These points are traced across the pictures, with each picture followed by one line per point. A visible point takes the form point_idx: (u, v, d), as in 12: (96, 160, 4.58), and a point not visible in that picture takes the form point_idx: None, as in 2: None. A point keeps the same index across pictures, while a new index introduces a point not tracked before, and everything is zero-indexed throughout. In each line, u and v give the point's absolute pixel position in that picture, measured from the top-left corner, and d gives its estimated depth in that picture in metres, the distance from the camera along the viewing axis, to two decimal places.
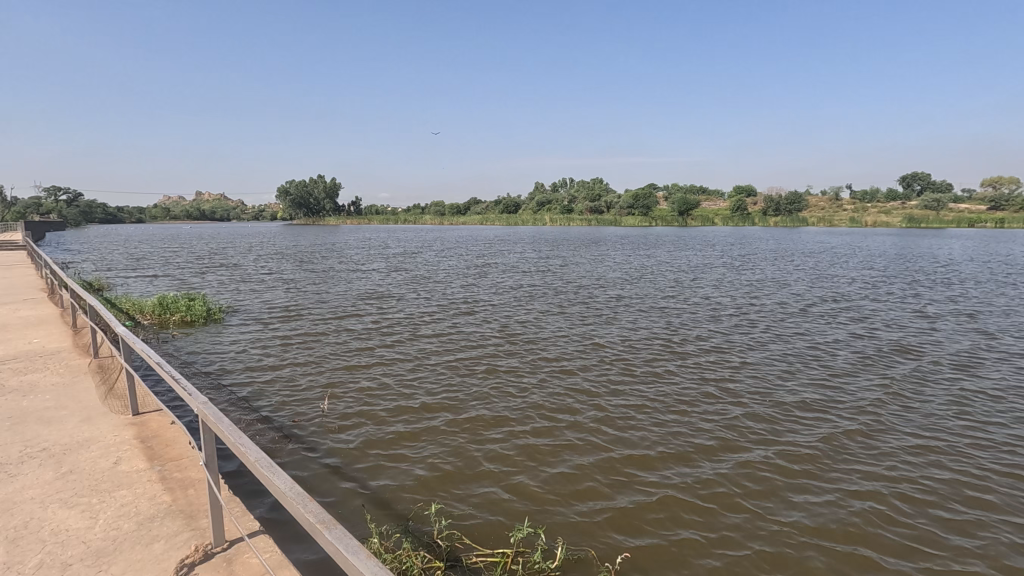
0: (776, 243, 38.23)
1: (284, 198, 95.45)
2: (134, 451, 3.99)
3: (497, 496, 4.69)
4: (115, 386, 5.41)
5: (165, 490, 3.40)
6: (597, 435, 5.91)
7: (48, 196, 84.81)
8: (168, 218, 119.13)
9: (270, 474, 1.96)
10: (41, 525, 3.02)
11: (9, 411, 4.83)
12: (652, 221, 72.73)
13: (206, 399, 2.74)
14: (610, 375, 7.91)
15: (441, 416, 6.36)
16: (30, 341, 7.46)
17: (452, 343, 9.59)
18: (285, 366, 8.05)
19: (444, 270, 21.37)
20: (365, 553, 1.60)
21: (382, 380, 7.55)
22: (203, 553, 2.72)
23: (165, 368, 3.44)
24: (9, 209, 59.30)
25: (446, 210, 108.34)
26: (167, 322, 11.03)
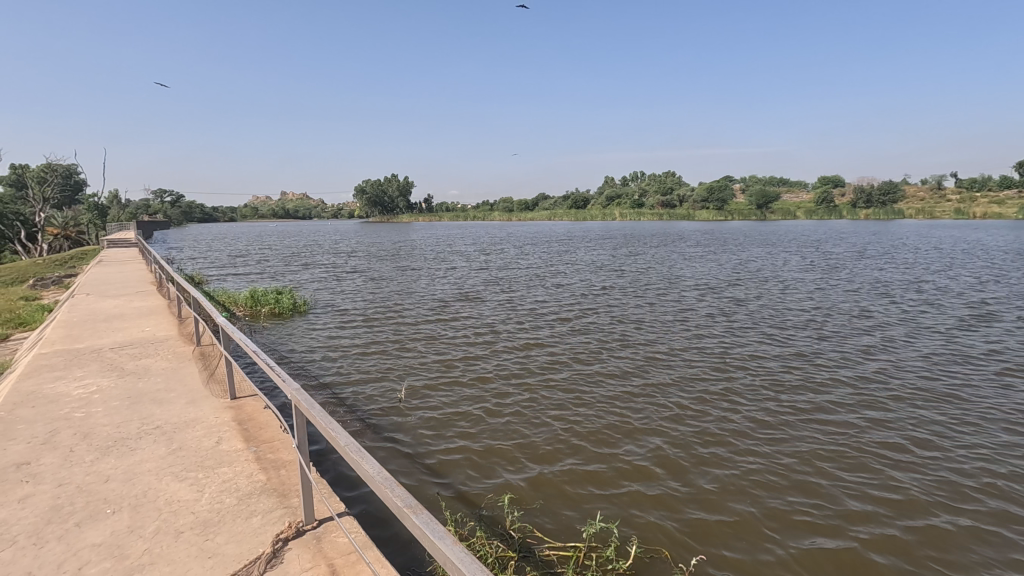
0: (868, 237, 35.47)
1: (361, 197, 100.24)
2: (233, 432, 4.33)
3: (568, 492, 4.70)
4: (216, 371, 5.89)
5: (260, 469, 3.67)
6: (666, 437, 5.82)
7: (156, 197, 93.68)
8: (257, 216, 128.03)
9: (360, 459, 2.06)
10: (157, 495, 3.34)
11: (128, 391, 5.40)
12: (729, 215, 69.84)
13: (298, 386, 2.90)
14: (681, 377, 7.75)
15: (513, 413, 6.44)
16: (143, 329, 8.27)
17: (522, 341, 9.66)
18: (363, 360, 8.48)
19: (513, 268, 21.54)
20: (451, 540, 1.65)
21: (453, 376, 7.74)
22: (296, 529, 2.91)
23: (261, 355, 3.69)
24: (123, 211, 65.92)
25: (516, 206, 109.24)
26: (258, 314, 11.85)
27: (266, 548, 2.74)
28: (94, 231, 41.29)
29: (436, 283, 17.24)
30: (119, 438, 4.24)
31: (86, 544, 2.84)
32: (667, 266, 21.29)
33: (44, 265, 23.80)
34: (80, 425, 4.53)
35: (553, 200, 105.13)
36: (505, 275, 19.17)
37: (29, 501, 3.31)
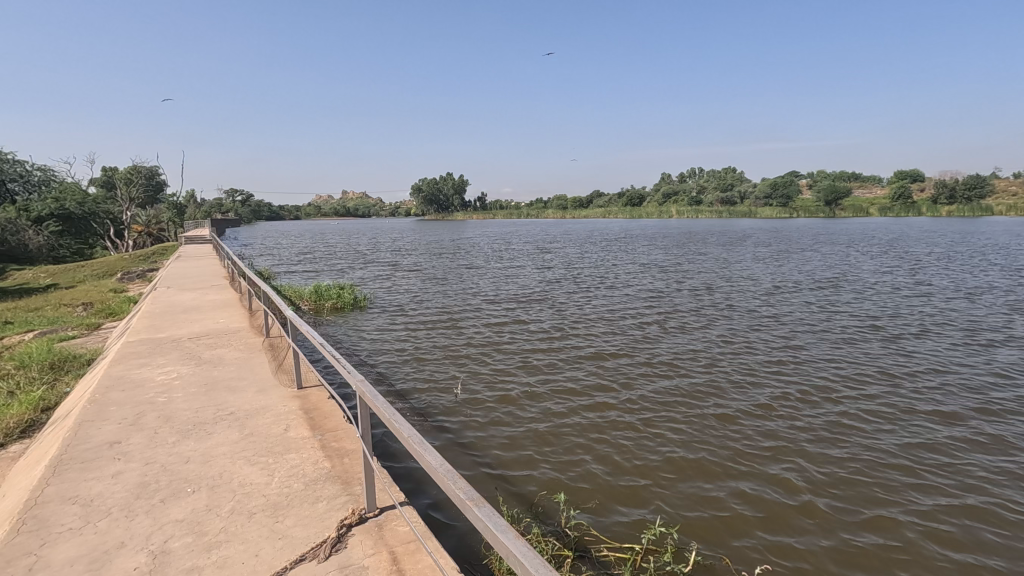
0: (950, 237, 33.02)
1: (418, 195, 102.52)
2: (300, 420, 4.53)
3: (624, 496, 4.64)
4: (283, 361, 6.18)
5: (325, 457, 3.82)
6: (724, 444, 5.67)
7: (228, 195, 99.29)
8: (320, 213, 133.42)
9: (422, 451, 2.10)
10: (232, 477, 3.54)
11: (205, 378, 5.76)
12: (795, 213, 66.66)
13: (363, 377, 3.00)
14: (740, 382, 7.54)
15: (568, 413, 6.44)
16: (218, 321, 8.80)
17: (576, 342, 9.62)
18: (420, 356, 8.70)
19: (566, 266, 21.45)
20: (513, 534, 1.66)
21: (508, 374, 7.81)
22: (358, 516, 3.01)
23: (326, 348, 3.83)
24: (199, 209, 70.37)
25: (569, 204, 108.57)
26: (321, 308, 12.35)
27: (331, 533, 2.85)
28: (173, 228, 44.25)
29: (490, 281, 17.41)
30: (197, 422, 4.53)
31: (169, 519, 3.05)
32: (727, 266, 20.61)
33: (129, 259, 25.71)
34: (164, 409, 4.86)
35: (607, 197, 103.83)
36: (558, 274, 19.12)
37: (121, 476, 3.59)
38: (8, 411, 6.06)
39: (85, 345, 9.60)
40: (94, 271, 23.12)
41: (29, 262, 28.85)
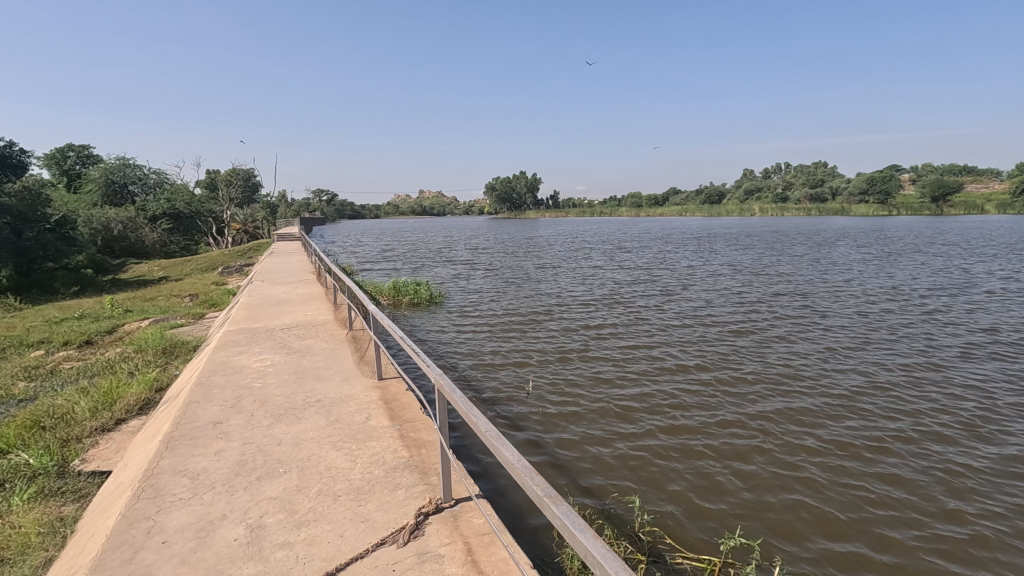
0: None
1: (491, 194, 103.91)
2: (380, 410, 4.74)
3: (701, 504, 4.49)
4: (365, 353, 6.49)
5: (403, 446, 3.97)
6: (809, 454, 5.36)
7: (315, 195, 105.26)
8: (397, 213, 138.40)
9: (500, 445, 2.14)
10: (319, 460, 3.77)
11: (296, 366, 6.17)
12: (895, 211, 61.38)
13: (441, 371, 3.08)
14: (828, 391, 7.10)
15: (641, 416, 6.32)
16: (306, 313, 9.38)
17: (650, 344, 9.40)
18: (493, 354, 8.86)
19: (641, 266, 20.99)
20: (592, 534, 1.64)
21: (580, 374, 7.78)
22: (435, 505, 3.10)
23: (406, 342, 3.96)
24: (290, 209, 75.23)
25: (644, 202, 105.98)
26: (400, 303, 12.86)
27: (410, 520, 2.96)
28: (267, 226, 47.62)
29: (562, 280, 17.37)
30: (288, 407, 4.85)
31: (264, 497, 3.29)
32: (815, 268, 19.37)
33: (229, 256, 27.92)
34: (259, 393, 5.25)
35: (685, 195, 100.34)
36: (632, 274, 18.77)
37: (222, 454, 3.92)
38: (128, 390, 6.79)
39: (192, 333, 10.55)
40: (199, 266, 25.32)
41: (146, 257, 32.08)
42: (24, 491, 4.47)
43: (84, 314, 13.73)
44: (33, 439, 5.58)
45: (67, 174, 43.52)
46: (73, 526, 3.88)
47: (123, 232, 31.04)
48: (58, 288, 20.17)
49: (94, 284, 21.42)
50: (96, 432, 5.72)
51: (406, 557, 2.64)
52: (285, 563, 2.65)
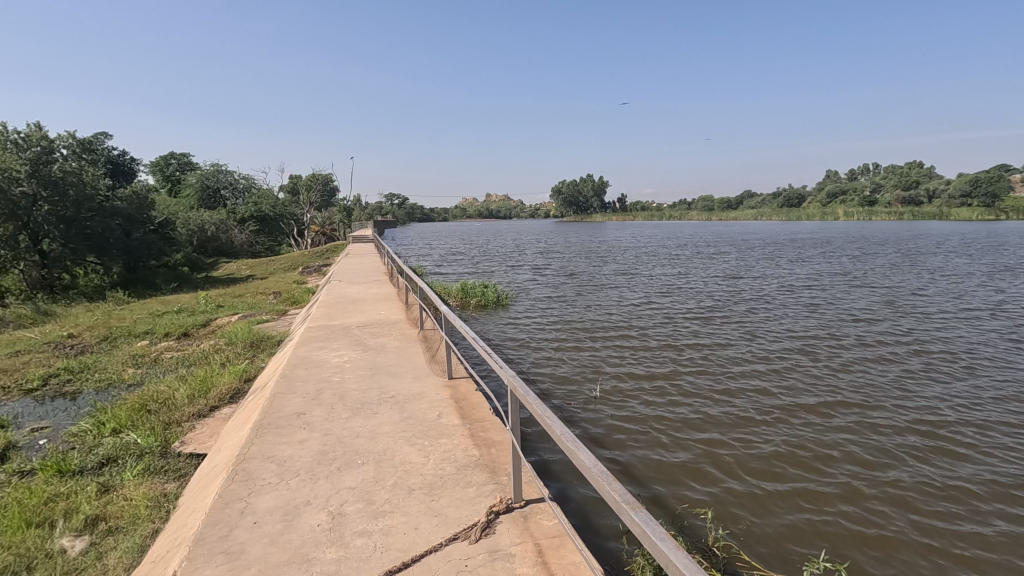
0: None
1: (558, 197, 104.01)
2: (451, 408, 4.85)
3: (779, 523, 4.30)
4: (436, 352, 6.67)
5: (474, 445, 4.05)
6: (898, 479, 5.02)
7: (389, 198, 109.17)
8: (464, 215, 141.31)
9: (575, 449, 2.14)
10: (394, 454, 3.92)
11: (371, 362, 6.46)
12: (1002, 215, 55.73)
13: (514, 372, 3.11)
14: (919, 412, 6.62)
15: (715, 428, 6.09)
16: (380, 312, 9.76)
17: (724, 355, 9.07)
18: (559, 359, 8.88)
19: (712, 272, 20.29)
20: (673, 544, 1.60)
21: (648, 382, 7.65)
22: (506, 505, 3.14)
23: (478, 343, 4.02)
24: (364, 211, 78.50)
25: (716, 206, 102.13)
26: (468, 304, 13.16)
27: (481, 518, 3.02)
28: (343, 227, 49.92)
29: (629, 285, 17.12)
30: (365, 402, 5.06)
31: (344, 485, 3.46)
32: (906, 277, 18.03)
33: (309, 256, 29.55)
34: (338, 388, 5.51)
35: (761, 198, 95.87)
36: (702, 280, 18.20)
37: (306, 443, 4.15)
38: (221, 379, 7.34)
39: (275, 328, 11.26)
40: (282, 265, 26.92)
41: (235, 257, 34.50)
42: (135, 467, 4.94)
43: (183, 308, 14.99)
44: (141, 420, 6.16)
45: (168, 179, 47.63)
46: (175, 502, 4.24)
47: (215, 233, 33.54)
48: (160, 284, 22.09)
49: (191, 280, 23.30)
50: (193, 417, 6.24)
51: (478, 554, 2.69)
52: (365, 550, 2.77)
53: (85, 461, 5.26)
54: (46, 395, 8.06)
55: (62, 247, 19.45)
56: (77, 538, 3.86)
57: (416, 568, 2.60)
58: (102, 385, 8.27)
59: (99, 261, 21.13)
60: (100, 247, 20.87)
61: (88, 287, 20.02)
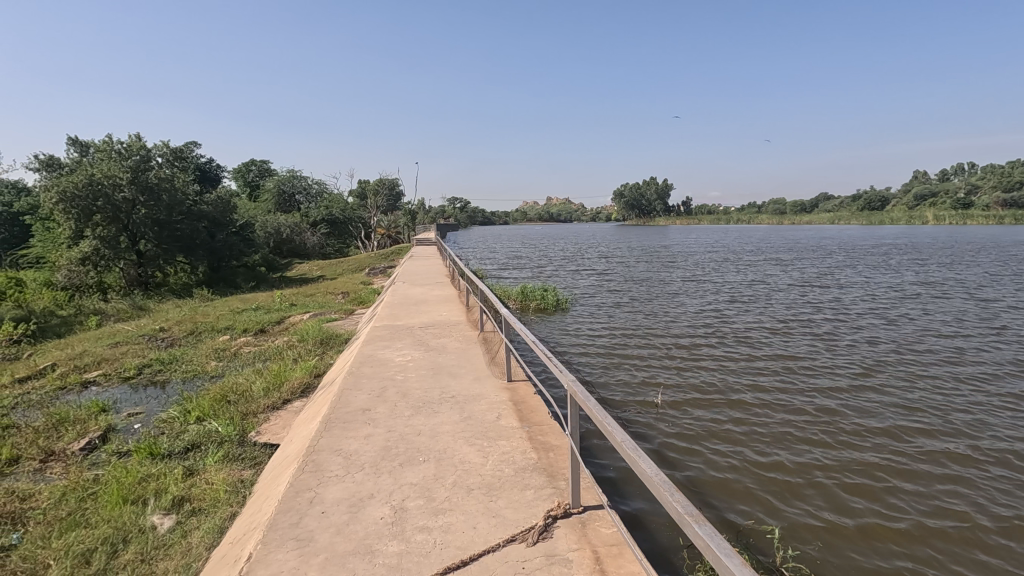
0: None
1: (620, 201, 102.75)
2: (509, 411, 4.89)
3: (854, 546, 4.04)
4: (496, 355, 6.75)
5: (532, 448, 4.06)
6: (990, 504, 4.62)
7: (452, 202, 111.67)
8: (526, 219, 142.51)
9: (636, 457, 2.11)
10: (454, 453, 4.00)
11: (432, 362, 6.63)
12: None
13: (574, 377, 3.09)
14: (1016, 434, 6.07)
15: (784, 441, 5.82)
16: (442, 313, 9.98)
17: (795, 365, 8.64)
18: (619, 365, 8.77)
19: (783, 280, 19.37)
20: (740, 560, 1.54)
21: (712, 391, 7.41)
22: (564, 510, 3.13)
23: (538, 346, 4.03)
24: (428, 215, 80.56)
25: (789, 209, 97.46)
26: (527, 307, 13.24)
27: (539, 521, 3.02)
28: (408, 230, 51.45)
29: (693, 292, 16.62)
30: (426, 401, 5.19)
31: (406, 481, 3.57)
32: (1005, 288, 16.53)
33: (375, 258, 30.64)
34: (401, 386, 5.69)
35: (839, 201, 90.62)
36: (772, 288, 17.42)
37: (371, 438, 4.30)
38: (293, 374, 7.76)
39: (343, 327, 11.77)
40: (350, 267, 28.07)
41: (307, 258, 36.30)
42: (216, 453, 5.30)
43: (260, 306, 15.95)
44: (221, 410, 6.61)
45: (250, 185, 50.84)
46: (251, 488, 4.51)
47: (290, 235, 35.44)
48: (240, 283, 23.61)
49: (267, 280, 24.72)
50: (268, 408, 6.62)
51: (535, 557, 2.70)
52: (425, 545, 2.84)
53: (173, 445, 5.69)
54: (141, 382, 8.82)
55: (156, 247, 21.17)
56: (165, 516, 4.18)
57: (474, 567, 2.64)
58: (188, 375, 8.94)
59: (188, 261, 22.82)
60: (188, 247, 22.58)
61: (178, 285, 21.69)
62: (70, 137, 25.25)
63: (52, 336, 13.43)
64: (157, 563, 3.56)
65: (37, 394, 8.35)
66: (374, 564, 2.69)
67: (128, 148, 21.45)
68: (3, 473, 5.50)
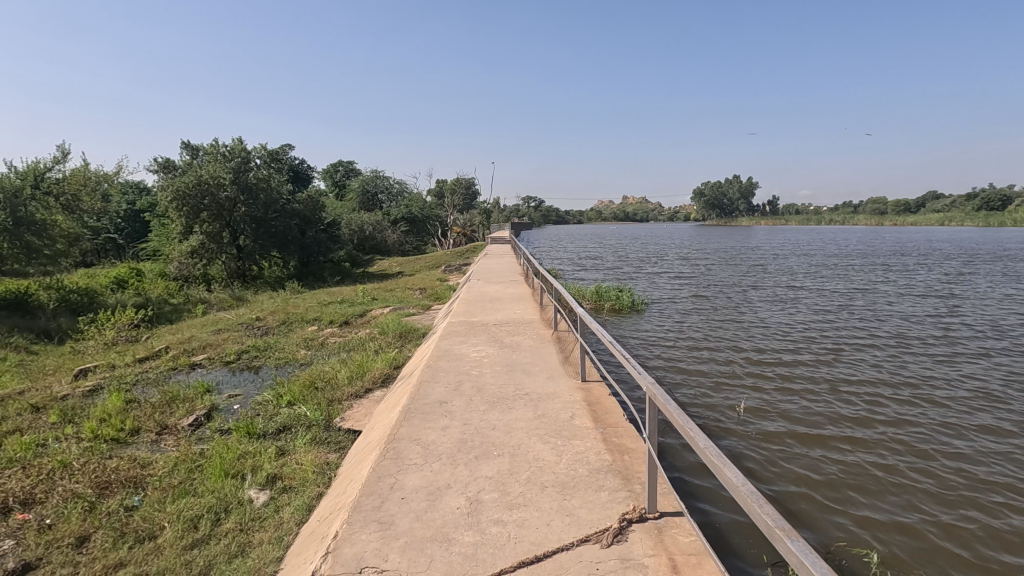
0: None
1: (700, 200, 99.15)
2: (584, 411, 4.86)
3: None
4: (570, 354, 6.72)
5: (607, 450, 4.01)
6: None
7: (526, 200, 112.43)
8: (600, 218, 140.83)
9: (721, 465, 2.03)
10: (528, 450, 4.03)
11: (506, 359, 6.72)
12: None
13: (654, 380, 3.01)
14: None
15: (881, 460, 5.39)
16: (515, 311, 10.08)
17: (896, 380, 7.96)
18: (697, 370, 8.47)
19: (882, 286, 17.93)
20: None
21: (799, 402, 6.99)
22: (639, 514, 3.06)
23: (616, 347, 3.97)
24: (503, 214, 81.58)
25: (890, 210, 89.89)
26: (601, 307, 13.10)
27: (613, 524, 2.98)
28: (483, 229, 52.32)
29: (779, 297, 15.74)
30: (501, 396, 5.27)
31: (481, 474, 3.64)
32: None
33: (452, 255, 31.40)
34: (476, 381, 5.80)
35: (950, 201, 82.45)
36: (869, 294, 16.17)
37: (448, 430, 4.43)
38: (374, 364, 8.12)
39: (421, 321, 12.18)
40: (428, 263, 28.98)
41: (388, 254, 37.82)
42: (305, 436, 5.66)
43: (344, 299, 16.83)
44: (310, 396, 7.04)
45: (337, 185, 53.73)
46: (335, 471, 4.77)
47: (372, 233, 37.11)
48: (326, 277, 25.01)
49: (351, 274, 26.04)
50: (351, 396, 6.98)
51: (610, 559, 2.67)
52: (499, 538, 2.89)
53: (267, 426, 6.14)
54: (240, 366, 9.56)
55: (253, 243, 22.88)
56: (260, 491, 4.52)
57: (548, 564, 2.66)
58: (281, 362, 9.60)
59: (281, 256, 24.46)
60: (281, 243, 24.20)
61: (271, 278, 23.31)
62: (183, 140, 27.77)
63: (165, 321, 14.87)
64: (253, 533, 3.86)
65: (153, 372, 9.28)
66: (451, 552, 2.77)
67: (231, 150, 23.25)
68: (126, 442, 6.17)
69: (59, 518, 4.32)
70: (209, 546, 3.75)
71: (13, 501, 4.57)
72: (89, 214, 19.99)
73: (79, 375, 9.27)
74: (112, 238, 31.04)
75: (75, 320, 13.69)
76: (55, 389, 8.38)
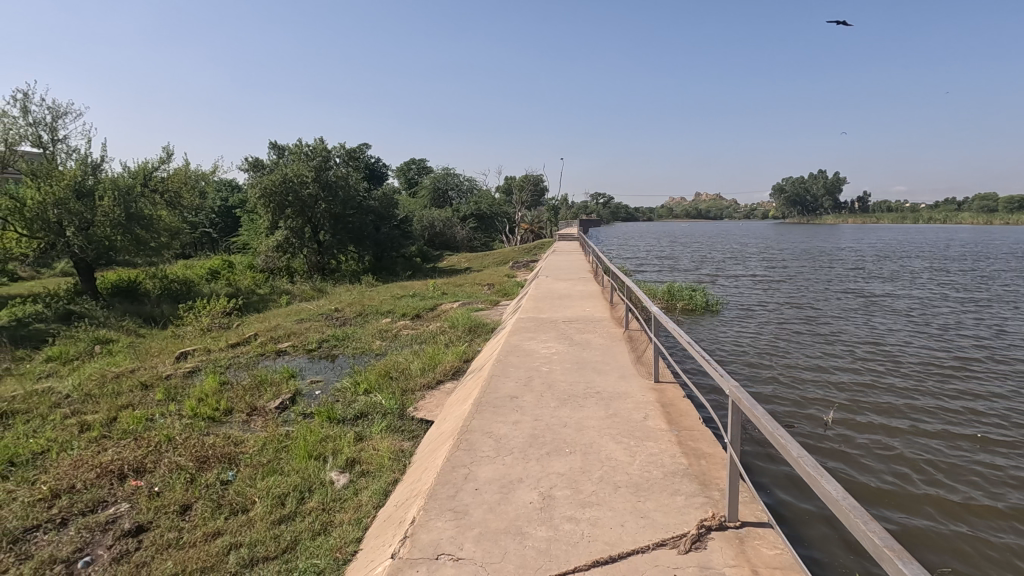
0: None
1: (780, 197, 94.18)
2: (657, 412, 4.73)
3: None
4: (642, 354, 6.57)
5: (683, 454, 3.88)
6: None
7: (594, 197, 111.29)
8: (670, 217, 137.35)
9: (817, 476, 1.91)
10: (600, 449, 3.98)
11: (576, 356, 6.68)
12: None
13: (737, 384, 2.88)
14: None
15: (986, 485, 4.93)
16: (585, 309, 9.99)
17: (1008, 397, 7.22)
18: (776, 378, 8.06)
19: (990, 292, 16.33)
20: None
21: (892, 418, 6.49)
22: (719, 521, 2.95)
23: (695, 349, 3.83)
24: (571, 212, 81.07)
25: (1001, 208, 81.50)
26: (673, 307, 12.75)
27: (692, 529, 2.89)
28: (552, 226, 52.18)
29: (869, 302, 14.69)
30: (571, 394, 5.24)
31: (553, 470, 3.64)
32: None
33: (520, 252, 31.60)
34: (547, 377, 5.80)
35: None
36: (974, 302, 14.78)
37: (519, 425, 4.45)
38: (445, 357, 8.31)
39: (489, 317, 12.32)
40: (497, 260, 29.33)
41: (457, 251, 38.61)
42: (381, 424, 5.89)
43: (416, 293, 17.34)
44: (385, 385, 7.31)
45: (410, 183, 55.38)
46: (410, 458, 4.93)
47: (442, 229, 38.04)
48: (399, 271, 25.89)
49: (423, 270, 26.83)
50: (423, 387, 7.18)
51: (688, 566, 2.59)
52: (572, 535, 2.88)
53: (346, 412, 6.44)
54: (319, 355, 10.08)
55: (332, 238, 24.04)
56: (340, 474, 4.76)
57: (623, 565, 2.62)
58: (357, 351, 10.04)
59: (357, 251, 25.55)
60: (358, 238, 25.26)
61: (348, 272, 24.43)
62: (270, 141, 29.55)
63: (253, 310, 15.95)
64: (335, 513, 4.06)
65: (243, 358, 9.97)
66: (524, 545, 2.79)
67: (314, 150, 24.48)
68: (221, 420, 6.68)
69: (166, 486, 4.75)
70: (295, 522, 4.00)
71: (128, 468, 5.07)
72: (188, 210, 21.70)
73: (180, 357, 10.13)
74: (207, 232, 33.49)
75: (176, 307, 14.91)
76: (160, 370, 9.19)
